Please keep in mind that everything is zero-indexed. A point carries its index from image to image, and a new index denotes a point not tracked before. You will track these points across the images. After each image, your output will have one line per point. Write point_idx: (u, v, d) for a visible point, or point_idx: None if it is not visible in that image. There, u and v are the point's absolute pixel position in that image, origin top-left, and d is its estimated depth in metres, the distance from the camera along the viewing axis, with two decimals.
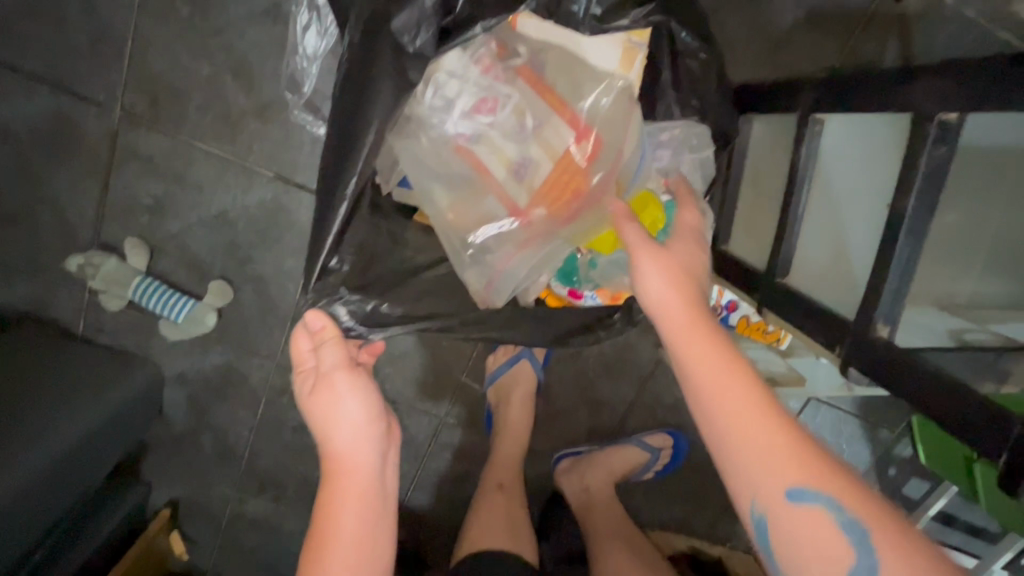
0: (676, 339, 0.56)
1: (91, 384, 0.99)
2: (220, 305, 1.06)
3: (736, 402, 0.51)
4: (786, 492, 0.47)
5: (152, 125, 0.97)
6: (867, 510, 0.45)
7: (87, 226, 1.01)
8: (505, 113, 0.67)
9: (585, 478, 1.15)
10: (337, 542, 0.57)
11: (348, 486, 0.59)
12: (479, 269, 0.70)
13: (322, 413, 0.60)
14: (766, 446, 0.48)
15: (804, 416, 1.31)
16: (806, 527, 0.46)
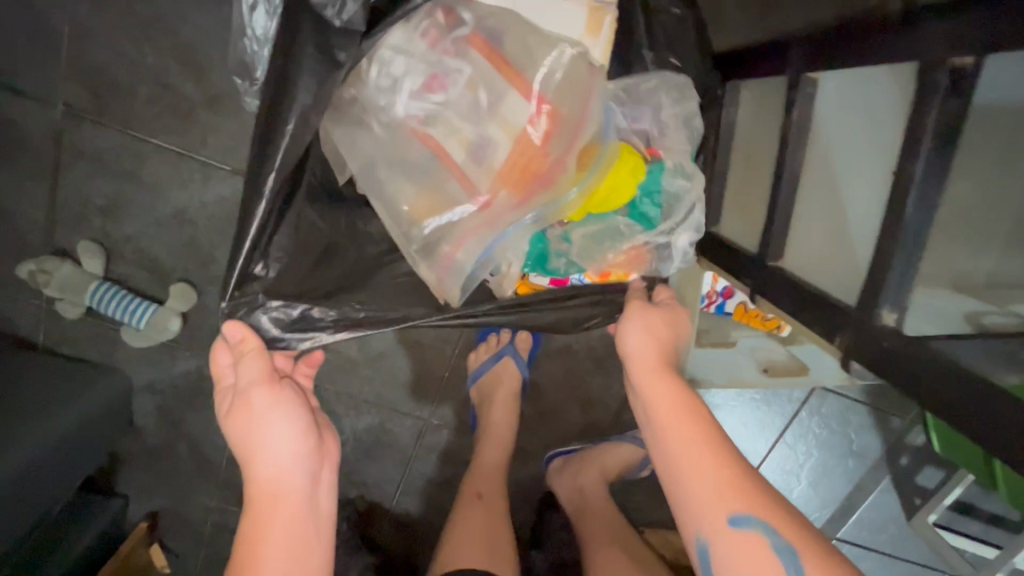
0: (642, 377, 0.64)
1: (52, 396, 0.93)
2: (185, 310, 1.00)
3: (692, 437, 0.57)
4: (730, 519, 0.52)
5: (99, 120, 0.91)
6: (796, 536, 0.51)
7: (39, 231, 0.96)
8: (456, 90, 0.60)
9: (577, 478, 1.09)
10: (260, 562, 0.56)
11: (274, 501, 0.59)
12: (432, 262, 0.64)
13: (244, 433, 0.60)
14: (715, 479, 0.54)
15: (809, 406, 1.25)
16: (745, 552, 0.50)
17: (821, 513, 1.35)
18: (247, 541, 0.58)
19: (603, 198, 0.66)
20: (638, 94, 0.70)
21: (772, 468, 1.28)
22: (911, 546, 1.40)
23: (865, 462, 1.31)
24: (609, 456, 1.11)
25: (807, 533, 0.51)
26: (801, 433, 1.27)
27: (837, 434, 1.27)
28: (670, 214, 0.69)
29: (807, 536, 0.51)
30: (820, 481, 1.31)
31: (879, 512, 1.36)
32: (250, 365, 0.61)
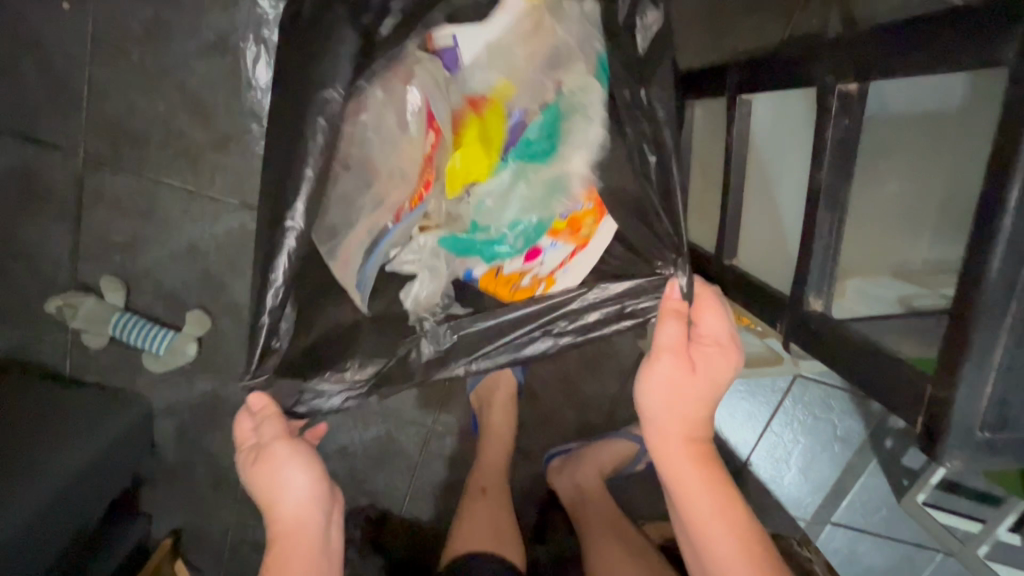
0: (669, 462, 0.67)
1: (81, 420, 1.01)
2: (200, 335, 1.09)
3: (724, 538, 0.66)
4: None
5: (116, 166, 0.99)
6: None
7: (63, 269, 1.04)
8: (373, 113, 0.65)
9: (575, 474, 1.15)
10: None
11: (298, 537, 0.70)
12: (347, 264, 0.68)
13: (269, 481, 0.70)
14: (739, 558, 0.65)
15: (792, 395, 1.31)
16: None
17: (813, 499, 1.41)
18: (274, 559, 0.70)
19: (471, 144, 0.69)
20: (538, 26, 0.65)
21: (761, 457, 1.35)
22: (904, 527, 1.46)
23: (851, 447, 1.37)
24: (604, 453, 1.17)
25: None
26: (787, 422, 1.33)
27: (822, 421, 1.34)
28: (563, 131, 0.66)
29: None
30: (809, 468, 1.37)
31: (869, 494, 1.42)
32: (273, 425, 0.69)
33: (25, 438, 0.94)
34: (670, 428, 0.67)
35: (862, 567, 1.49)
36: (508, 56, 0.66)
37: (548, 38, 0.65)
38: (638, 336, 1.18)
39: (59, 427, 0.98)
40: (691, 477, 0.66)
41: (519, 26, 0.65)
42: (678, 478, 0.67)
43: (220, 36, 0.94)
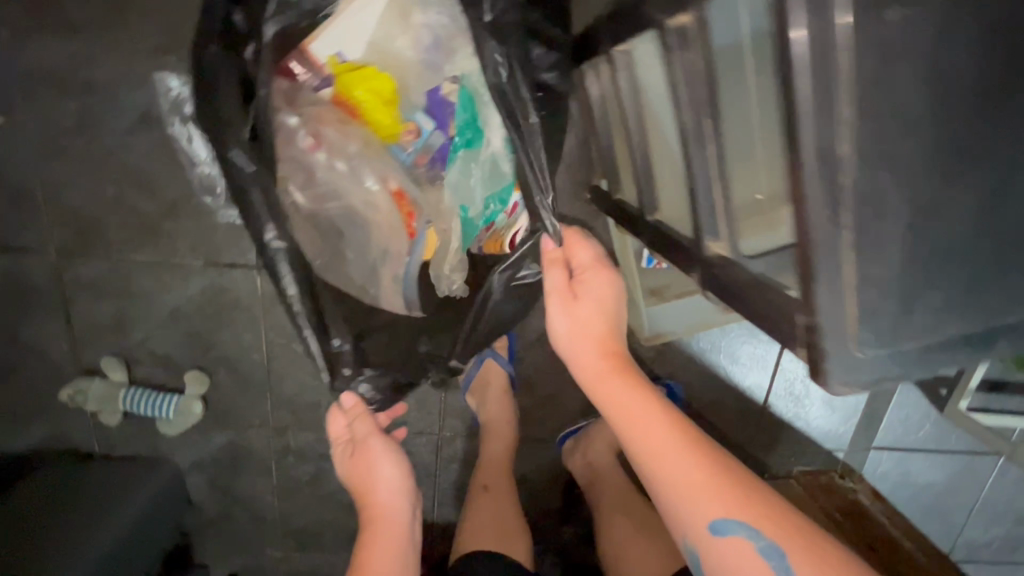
0: (599, 389, 0.78)
1: (125, 481, 1.11)
2: (203, 392, 1.15)
3: (666, 454, 0.70)
4: (713, 523, 0.68)
5: (86, 255, 1.05)
6: (764, 518, 0.68)
7: (67, 359, 1.11)
8: (324, 171, 0.77)
9: (586, 454, 1.16)
10: (378, 539, 0.92)
11: (386, 511, 0.95)
12: (386, 294, 0.86)
13: (362, 464, 0.97)
14: (687, 478, 0.69)
15: None
16: (731, 546, 0.67)
17: (847, 428, 1.35)
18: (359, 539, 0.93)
19: (389, 130, 0.79)
20: (404, 24, 0.75)
21: (780, 396, 1.30)
22: (952, 438, 1.39)
23: None
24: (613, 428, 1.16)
25: (770, 512, 0.69)
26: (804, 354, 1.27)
27: None
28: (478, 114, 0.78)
29: (768, 511, 0.69)
30: (836, 396, 1.32)
31: (905, 411, 1.36)
32: (362, 425, 0.96)
33: (82, 501, 1.05)
34: (593, 357, 0.79)
35: (916, 486, 1.43)
36: (394, 44, 0.76)
37: (419, 24, 0.75)
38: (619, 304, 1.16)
39: (110, 487, 1.09)
40: (622, 393, 0.75)
41: (389, 28, 0.74)
42: (613, 406, 0.75)
43: (144, 112, 0.97)
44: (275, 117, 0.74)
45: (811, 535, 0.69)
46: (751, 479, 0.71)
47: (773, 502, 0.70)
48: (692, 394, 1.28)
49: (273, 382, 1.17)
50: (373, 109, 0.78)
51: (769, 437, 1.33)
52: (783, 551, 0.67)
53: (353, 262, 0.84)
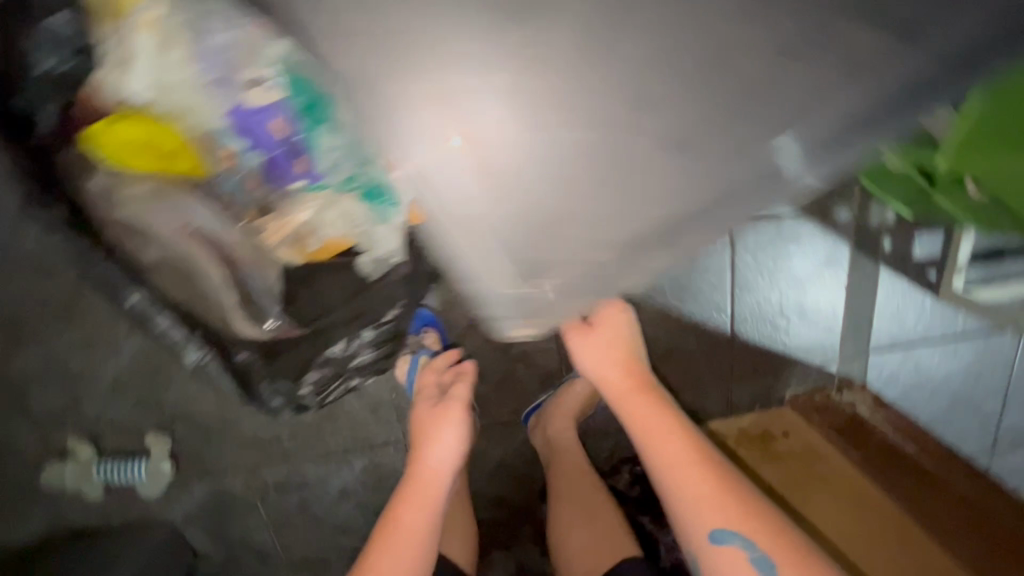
0: (628, 411, 0.98)
1: (118, 551, 1.17)
2: (169, 450, 1.19)
3: (685, 469, 0.91)
4: (714, 534, 0.87)
5: (21, 348, 1.10)
6: (756, 530, 0.86)
7: (39, 447, 1.17)
8: (146, 221, 0.76)
9: (545, 429, 1.16)
10: (427, 489, 0.99)
11: (442, 469, 1.00)
12: (249, 323, 0.83)
13: (433, 417, 1.03)
14: (698, 493, 0.89)
15: (740, 248, 1.14)
16: (726, 554, 0.86)
17: (833, 340, 1.25)
18: (398, 497, 1.00)
19: (186, 165, 0.73)
20: (169, 45, 0.62)
21: (747, 322, 1.21)
22: (959, 321, 1.25)
23: (846, 266, 1.19)
24: (570, 403, 1.16)
25: (763, 525, 0.87)
26: (763, 271, 1.17)
27: (789, 256, 1.17)
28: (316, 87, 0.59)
29: (761, 524, 0.87)
30: (810, 309, 1.22)
31: (895, 306, 1.23)
32: (462, 388, 1.05)
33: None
34: (619, 378, 1.00)
35: (933, 383, 1.30)
36: (168, 77, 0.65)
37: (186, 42, 0.62)
38: None
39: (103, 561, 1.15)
40: (647, 413, 0.97)
41: (153, 65, 0.63)
42: (642, 424, 0.96)
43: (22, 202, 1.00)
44: (88, 181, 0.75)
45: (798, 546, 0.86)
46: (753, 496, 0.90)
47: (766, 514, 0.88)
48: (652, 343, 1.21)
49: (232, 426, 1.19)
50: (132, 155, 0.71)
51: (748, 367, 1.25)
52: (767, 559, 0.84)
53: (211, 301, 0.82)
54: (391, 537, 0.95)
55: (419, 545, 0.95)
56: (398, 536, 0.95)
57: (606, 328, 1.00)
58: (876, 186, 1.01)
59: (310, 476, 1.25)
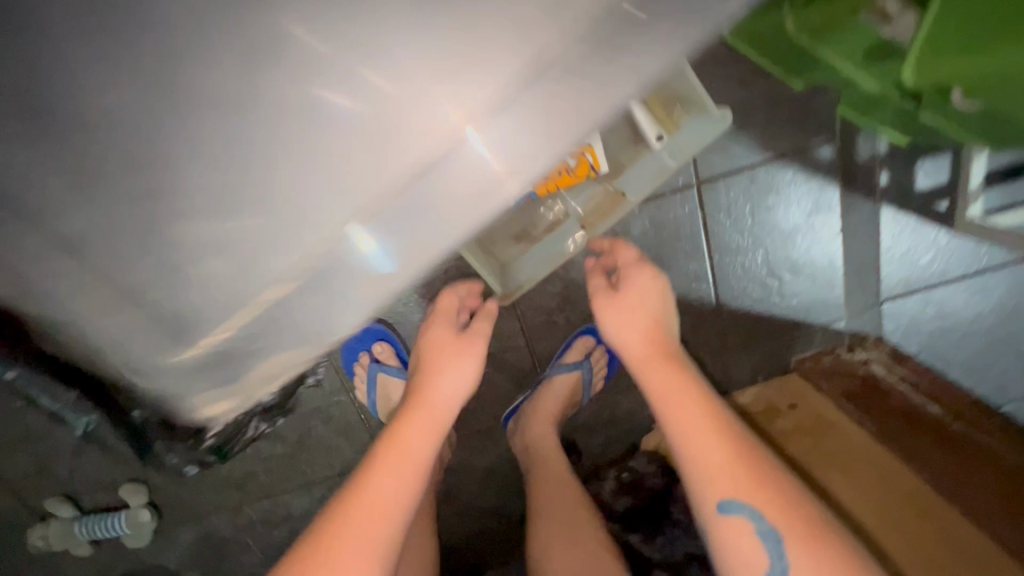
0: (642, 367, 0.80)
1: None
2: (147, 499, 1.15)
3: (701, 435, 0.72)
4: (721, 505, 0.69)
5: None
6: (778, 508, 0.67)
7: (21, 511, 1.15)
8: None
9: (524, 436, 1.07)
10: (418, 414, 0.80)
11: (431, 401, 0.81)
12: None
13: (440, 348, 0.87)
14: (712, 464, 0.70)
15: (711, 207, 1.02)
16: (733, 528, 0.68)
17: (835, 294, 1.11)
18: (404, 413, 0.81)
19: None
20: None
21: (731, 289, 1.09)
22: (985, 254, 1.09)
23: (838, 211, 1.04)
24: (550, 407, 1.07)
25: (787, 502, 0.68)
26: (741, 230, 1.04)
27: (769, 208, 1.03)
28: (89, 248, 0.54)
29: (779, 500, 0.68)
30: (802, 265, 1.08)
31: (904, 247, 1.08)
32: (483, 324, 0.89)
33: None
34: (639, 344, 0.81)
35: (963, 327, 1.14)
36: None
37: None
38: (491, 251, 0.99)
39: None
40: (668, 373, 0.78)
41: None
42: (660, 384, 0.77)
43: None
44: None
45: (825, 528, 0.67)
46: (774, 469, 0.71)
47: (792, 493, 0.69)
48: None
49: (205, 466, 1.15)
50: None
51: (742, 336, 1.13)
52: (780, 536, 0.66)
53: None
54: (390, 453, 0.76)
55: (416, 472, 0.76)
56: (396, 458, 0.76)
57: (631, 295, 0.84)
58: (863, 117, 0.90)
59: (295, 507, 1.20)
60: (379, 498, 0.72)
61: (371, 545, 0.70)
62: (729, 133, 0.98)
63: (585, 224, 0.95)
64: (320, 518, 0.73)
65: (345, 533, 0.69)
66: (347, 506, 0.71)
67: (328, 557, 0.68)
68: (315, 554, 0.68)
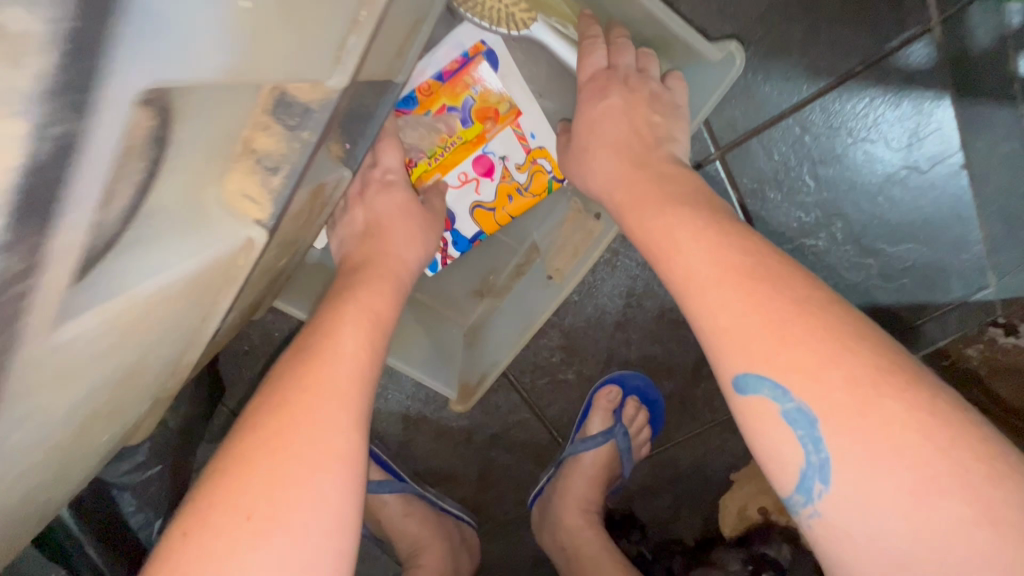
0: (614, 188, 0.51)
1: None
2: None
3: (719, 289, 0.40)
4: (734, 378, 0.38)
5: None
6: (839, 382, 0.34)
7: None
8: None
9: (557, 533, 0.79)
10: (360, 285, 0.52)
11: (390, 267, 0.54)
12: None
13: (395, 214, 0.57)
14: (728, 325, 0.39)
15: (743, 177, 0.69)
16: (752, 416, 0.38)
17: (973, 255, 0.70)
18: (347, 278, 0.53)
19: None
20: None
21: None
22: None
23: (954, 136, 0.66)
24: (580, 483, 0.80)
25: (843, 351, 0.35)
26: (802, 202, 0.70)
27: (835, 144, 0.67)
28: None
29: (831, 367, 0.35)
30: (911, 229, 0.70)
31: None
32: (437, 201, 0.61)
33: None
34: (616, 171, 0.51)
35: None
36: None
37: None
38: (449, 310, 0.71)
39: None
40: (657, 207, 0.47)
41: None
42: (644, 207, 0.48)
43: None
44: None
45: (915, 384, 0.34)
46: (828, 305, 0.37)
47: (862, 338, 0.36)
48: (669, 361, 0.81)
49: None
50: None
51: None
52: (814, 418, 0.35)
53: None
54: (341, 314, 0.48)
55: (384, 332, 0.50)
56: (357, 314, 0.49)
57: (590, 134, 0.54)
58: None
59: None
60: (338, 368, 0.45)
61: (346, 413, 0.43)
62: (750, 69, 0.66)
63: (550, 272, 0.62)
64: (252, 404, 0.44)
65: (303, 410, 0.42)
66: (302, 371, 0.44)
67: (290, 435, 0.40)
68: (266, 437, 0.40)
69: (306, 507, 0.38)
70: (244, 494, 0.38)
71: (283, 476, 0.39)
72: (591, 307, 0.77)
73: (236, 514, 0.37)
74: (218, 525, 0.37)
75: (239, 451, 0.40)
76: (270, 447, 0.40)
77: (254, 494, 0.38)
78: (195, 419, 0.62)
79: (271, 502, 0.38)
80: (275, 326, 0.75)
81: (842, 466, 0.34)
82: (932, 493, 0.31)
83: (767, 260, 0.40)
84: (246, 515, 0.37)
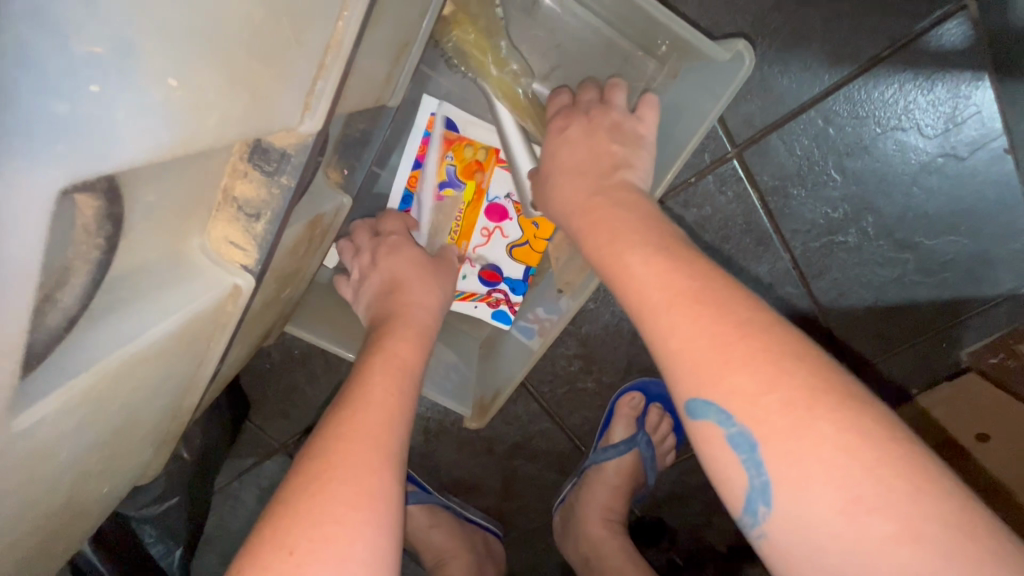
0: (567, 207, 0.50)
1: None
2: None
3: (666, 313, 0.37)
4: (685, 405, 0.36)
5: None
6: (780, 402, 0.32)
7: None
8: None
9: (579, 544, 0.77)
10: (389, 335, 0.52)
11: (418, 316, 0.55)
12: None
13: (412, 263, 0.58)
14: (677, 348, 0.36)
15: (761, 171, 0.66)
16: (705, 445, 0.35)
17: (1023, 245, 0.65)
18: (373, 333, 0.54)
19: None
20: None
21: (842, 284, 0.70)
22: None
23: (997, 119, 0.61)
24: (603, 492, 0.78)
25: (781, 375, 0.32)
26: (829, 197, 0.66)
27: (862, 133, 0.63)
28: None
29: (778, 395, 0.32)
30: (950, 220, 0.65)
31: None
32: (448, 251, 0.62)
33: None
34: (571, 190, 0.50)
35: None
36: None
37: None
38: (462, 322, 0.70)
39: None
40: (615, 223, 0.45)
41: None
42: (601, 224, 0.46)
43: None
44: None
45: (852, 404, 0.31)
46: (769, 326, 0.35)
47: (824, 367, 0.33)
48: None
49: None
50: None
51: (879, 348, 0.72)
52: (755, 441, 0.32)
53: None
54: (373, 364, 0.49)
55: (412, 381, 0.49)
56: (386, 365, 0.49)
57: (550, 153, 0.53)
58: None
59: None
60: (374, 413, 0.44)
61: (382, 453, 0.42)
62: (765, 62, 0.63)
63: (559, 285, 0.60)
64: (299, 453, 0.43)
65: (341, 451, 0.40)
66: (341, 418, 0.43)
67: (330, 477, 0.39)
68: (308, 480, 0.39)
69: (347, 546, 0.36)
70: (286, 530, 0.36)
71: (322, 512, 0.37)
72: (608, 314, 0.75)
73: (280, 551, 0.35)
74: (263, 563, 0.35)
75: (281, 495, 0.39)
76: (312, 488, 0.38)
77: (298, 532, 0.36)
78: (212, 445, 0.64)
79: (311, 538, 0.35)
80: (296, 344, 0.76)
81: (787, 487, 0.31)
82: (863, 510, 0.28)
83: (717, 283, 0.38)
84: (289, 551, 0.35)
